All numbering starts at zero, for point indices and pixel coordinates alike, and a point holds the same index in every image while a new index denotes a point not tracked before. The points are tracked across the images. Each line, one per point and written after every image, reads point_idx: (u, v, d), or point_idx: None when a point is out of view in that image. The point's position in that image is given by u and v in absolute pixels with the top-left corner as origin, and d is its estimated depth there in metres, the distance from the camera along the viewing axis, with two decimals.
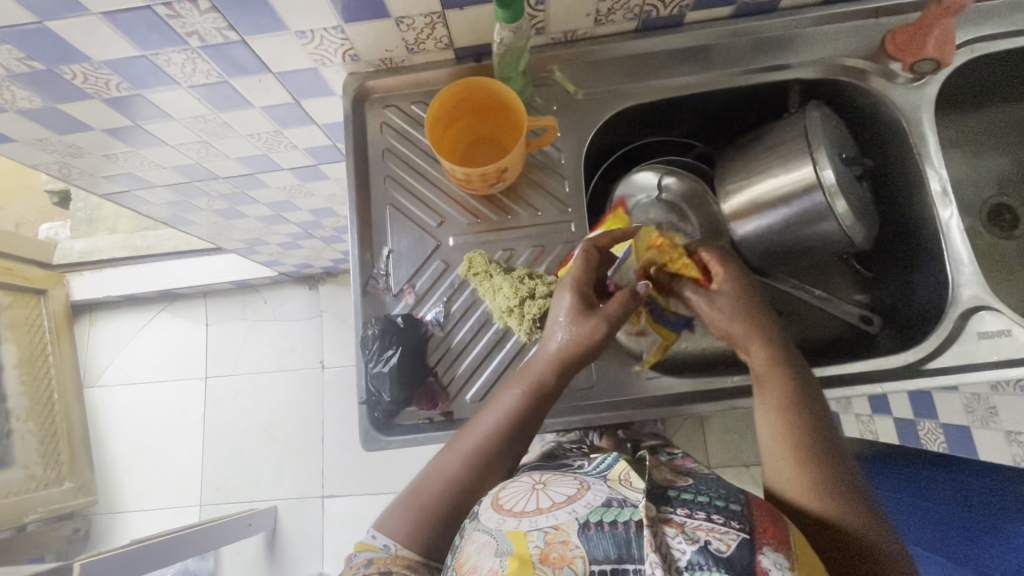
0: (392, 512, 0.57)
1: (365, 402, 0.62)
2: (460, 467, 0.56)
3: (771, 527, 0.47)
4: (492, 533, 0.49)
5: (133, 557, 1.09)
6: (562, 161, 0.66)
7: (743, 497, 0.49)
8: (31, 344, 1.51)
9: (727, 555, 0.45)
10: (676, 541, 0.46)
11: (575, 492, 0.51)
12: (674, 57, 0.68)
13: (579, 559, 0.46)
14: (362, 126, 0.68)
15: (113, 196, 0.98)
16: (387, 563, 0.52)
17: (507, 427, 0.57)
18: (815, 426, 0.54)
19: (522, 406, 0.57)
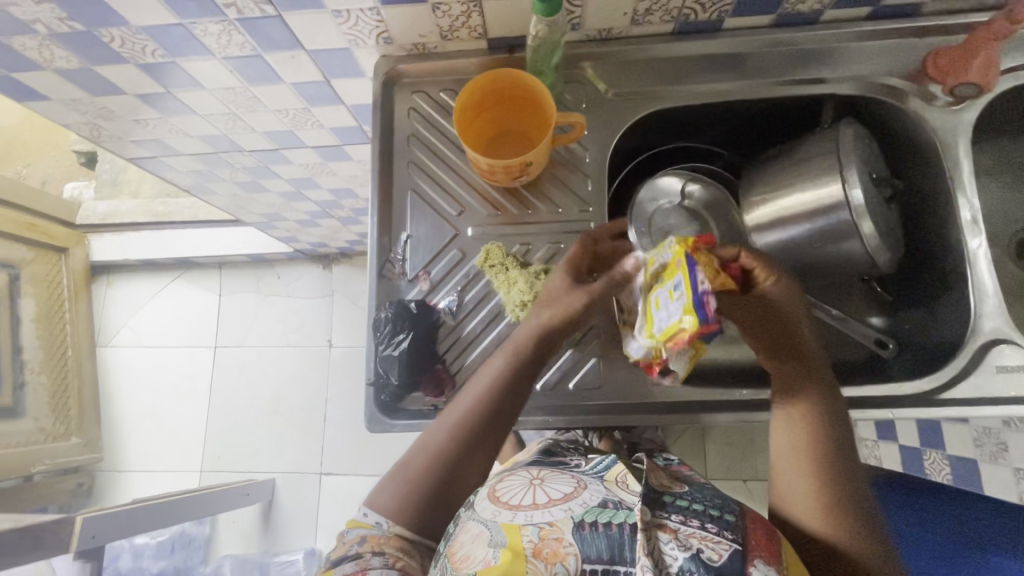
0: (382, 490, 0.57)
1: (371, 383, 0.62)
2: (448, 439, 0.57)
3: (764, 540, 0.47)
4: (488, 524, 0.49)
5: (135, 515, 1.11)
6: (587, 160, 0.66)
7: (738, 509, 0.50)
8: (49, 300, 1.52)
9: (720, 564, 0.44)
10: (668, 546, 0.46)
11: (572, 491, 0.52)
12: (709, 63, 0.67)
13: (572, 556, 0.46)
14: (390, 109, 0.68)
15: (139, 160, 0.99)
16: (380, 542, 0.52)
17: (492, 396, 0.57)
18: (827, 430, 0.55)
19: (508, 375, 0.58)
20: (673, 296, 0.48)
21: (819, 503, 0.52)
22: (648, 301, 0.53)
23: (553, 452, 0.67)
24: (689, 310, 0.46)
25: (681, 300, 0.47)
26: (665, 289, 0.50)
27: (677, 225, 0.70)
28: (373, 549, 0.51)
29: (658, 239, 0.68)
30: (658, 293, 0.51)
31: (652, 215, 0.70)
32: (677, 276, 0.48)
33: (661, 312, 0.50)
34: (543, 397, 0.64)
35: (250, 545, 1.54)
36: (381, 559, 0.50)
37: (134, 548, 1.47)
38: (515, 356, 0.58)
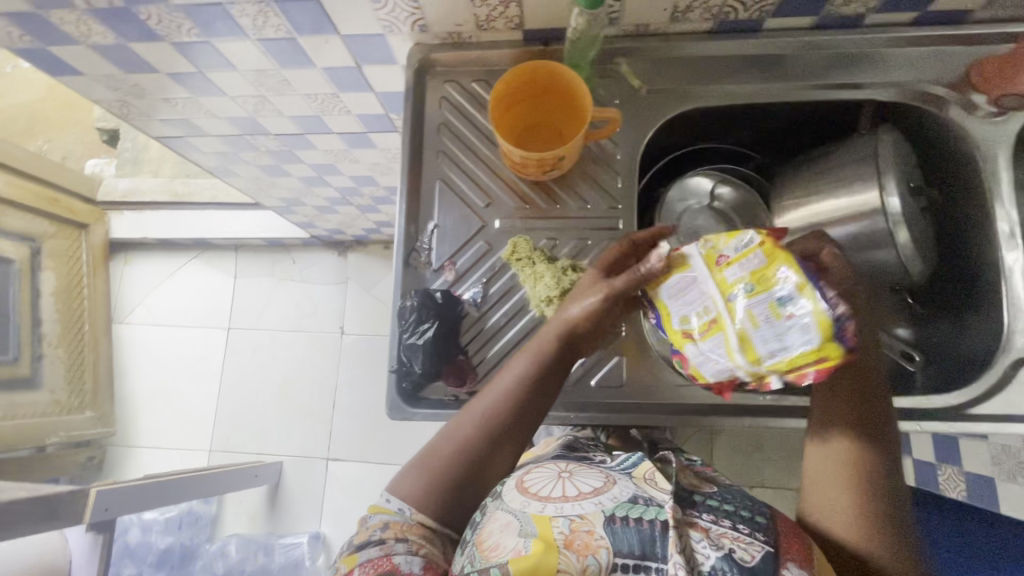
0: (405, 475, 0.57)
1: (393, 371, 0.62)
2: (475, 432, 0.57)
3: (795, 543, 0.48)
4: (516, 514, 0.50)
5: (147, 491, 1.12)
6: (618, 156, 0.65)
7: (769, 511, 0.51)
8: (68, 274, 1.54)
9: (751, 564, 0.46)
10: (699, 544, 0.47)
11: (602, 485, 0.53)
12: (746, 63, 0.66)
13: (603, 549, 0.46)
14: (422, 97, 0.68)
15: (166, 140, 1.00)
16: (403, 530, 0.52)
17: (522, 392, 0.58)
18: (871, 440, 0.54)
19: (538, 372, 0.58)
20: (781, 311, 0.51)
21: (859, 518, 0.51)
22: (732, 312, 0.53)
23: (574, 447, 0.67)
24: (818, 325, 0.49)
25: (806, 311, 0.50)
26: (762, 302, 0.52)
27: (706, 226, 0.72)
28: (396, 536, 0.51)
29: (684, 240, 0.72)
30: (753, 310, 0.52)
31: (681, 214, 0.73)
32: (782, 287, 0.51)
33: (764, 328, 0.52)
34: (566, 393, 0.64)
35: (256, 526, 1.56)
36: (404, 545, 0.50)
37: (142, 522, 1.47)
38: (545, 352, 0.58)
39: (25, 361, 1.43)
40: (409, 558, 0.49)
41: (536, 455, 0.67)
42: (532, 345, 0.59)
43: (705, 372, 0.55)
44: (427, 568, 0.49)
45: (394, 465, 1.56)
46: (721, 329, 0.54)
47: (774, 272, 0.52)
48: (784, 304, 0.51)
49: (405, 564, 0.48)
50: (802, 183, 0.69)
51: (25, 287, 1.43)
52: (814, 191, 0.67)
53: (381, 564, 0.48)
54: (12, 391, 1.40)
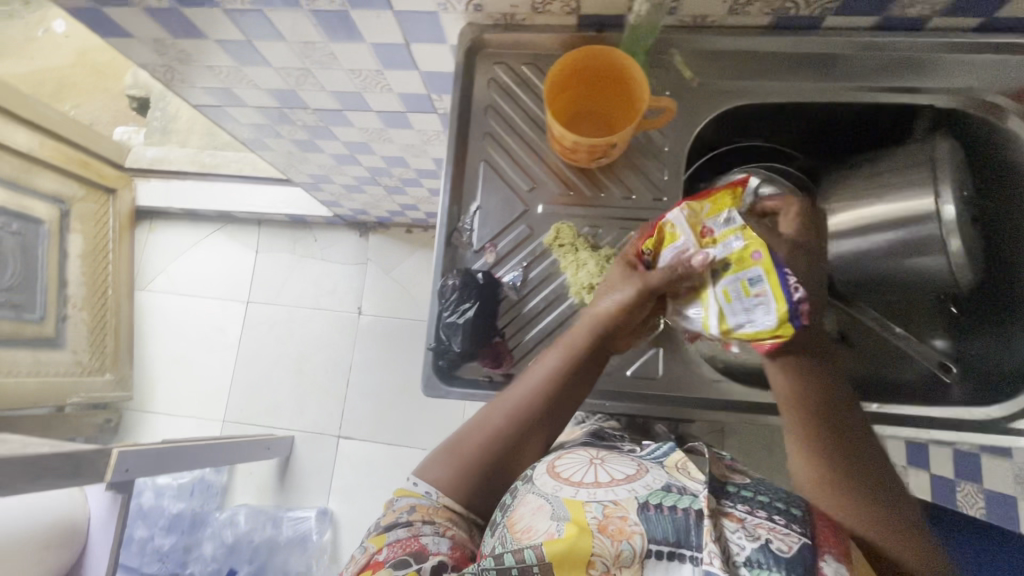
0: (436, 461, 0.60)
1: (430, 348, 0.62)
2: (505, 425, 0.58)
3: (831, 537, 0.47)
4: (548, 498, 0.51)
5: (165, 455, 1.13)
6: (666, 148, 0.65)
7: (804, 505, 0.50)
8: (95, 238, 1.55)
9: (789, 555, 0.44)
10: (734, 535, 0.46)
11: (635, 473, 0.53)
12: (800, 61, 0.65)
13: (637, 535, 0.46)
14: (470, 79, 0.67)
15: (203, 108, 1.00)
16: (430, 513, 0.55)
17: (553, 387, 0.58)
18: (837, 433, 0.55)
19: (568, 368, 0.59)
20: (751, 291, 0.51)
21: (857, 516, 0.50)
22: (708, 286, 0.54)
23: (601, 437, 0.68)
24: (780, 306, 0.50)
25: (769, 296, 0.50)
26: (735, 280, 0.51)
27: None
28: (423, 519, 0.54)
29: None
30: (723, 286, 0.52)
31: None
32: (756, 268, 0.50)
33: (733, 305, 0.53)
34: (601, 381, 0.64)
35: (265, 498, 1.57)
36: (431, 527, 0.53)
37: (156, 487, 1.52)
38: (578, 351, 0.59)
39: (50, 322, 1.44)
40: (437, 539, 0.52)
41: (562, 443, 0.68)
42: (563, 340, 0.60)
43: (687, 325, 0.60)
44: (455, 548, 0.52)
45: (404, 448, 1.57)
46: (699, 297, 0.56)
47: (749, 253, 0.50)
48: (755, 283, 0.50)
49: (432, 545, 0.51)
50: (841, 187, 0.70)
51: (53, 248, 1.44)
52: (861, 195, 0.66)
53: (409, 544, 0.51)
54: (37, 350, 1.41)
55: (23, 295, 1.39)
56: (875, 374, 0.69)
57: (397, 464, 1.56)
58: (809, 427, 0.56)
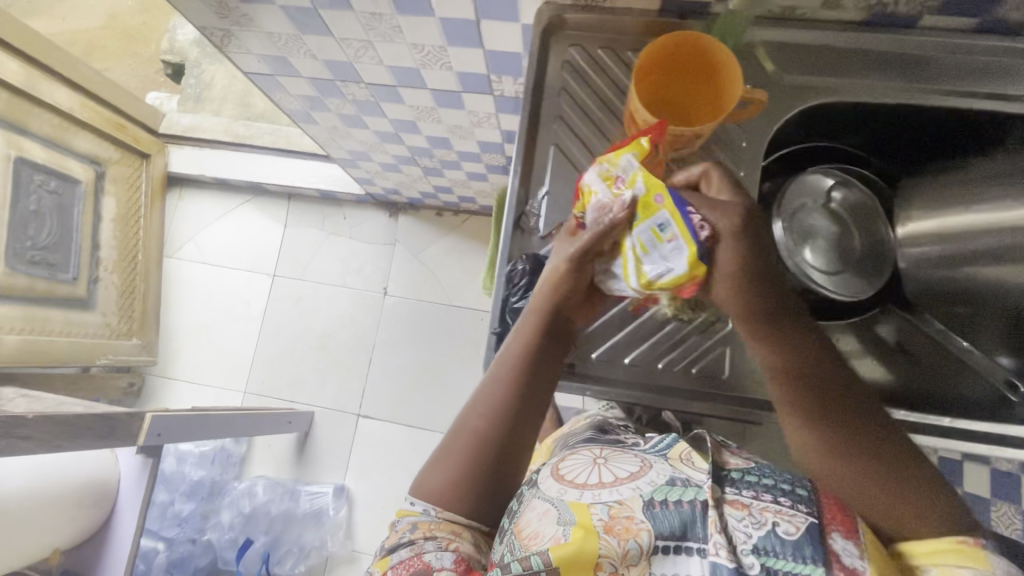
0: (423, 479, 0.56)
1: (493, 331, 0.64)
2: (485, 423, 0.56)
3: (839, 514, 0.48)
4: (553, 503, 0.52)
5: (196, 422, 1.13)
6: (743, 144, 0.63)
7: (811, 485, 0.51)
8: (127, 202, 1.54)
9: (796, 537, 0.47)
10: (741, 523, 0.48)
11: (638, 470, 0.54)
12: (888, 60, 0.63)
13: (644, 532, 0.48)
14: (544, 63, 0.66)
15: (254, 76, 0.98)
16: (432, 528, 0.53)
17: (521, 370, 0.58)
18: (827, 410, 0.52)
19: (534, 350, 0.58)
20: (663, 238, 0.51)
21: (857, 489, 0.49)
22: (625, 237, 0.54)
23: (603, 431, 0.72)
24: (690, 247, 0.50)
25: (679, 237, 0.50)
26: (647, 228, 0.52)
27: (823, 228, 0.70)
28: (425, 535, 0.52)
29: (796, 241, 0.69)
30: (637, 237, 0.53)
31: (794, 212, 0.70)
32: (662, 213, 0.51)
33: (650, 254, 0.52)
34: (666, 377, 0.64)
35: (282, 472, 1.57)
36: (434, 543, 0.51)
37: (179, 453, 1.51)
38: (540, 331, 0.58)
39: (83, 283, 1.43)
40: (439, 554, 0.50)
41: (571, 440, 0.73)
42: (524, 324, 0.59)
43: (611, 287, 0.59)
44: (458, 562, 0.50)
45: (423, 430, 1.57)
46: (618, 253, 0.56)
47: (654, 198, 0.51)
48: (664, 229, 0.51)
49: (436, 561, 0.50)
50: (925, 195, 0.69)
51: (88, 209, 1.43)
52: (951, 205, 0.65)
53: (412, 564, 0.50)
54: (68, 309, 1.40)
55: (59, 254, 1.37)
56: (934, 389, 0.68)
57: (415, 446, 1.56)
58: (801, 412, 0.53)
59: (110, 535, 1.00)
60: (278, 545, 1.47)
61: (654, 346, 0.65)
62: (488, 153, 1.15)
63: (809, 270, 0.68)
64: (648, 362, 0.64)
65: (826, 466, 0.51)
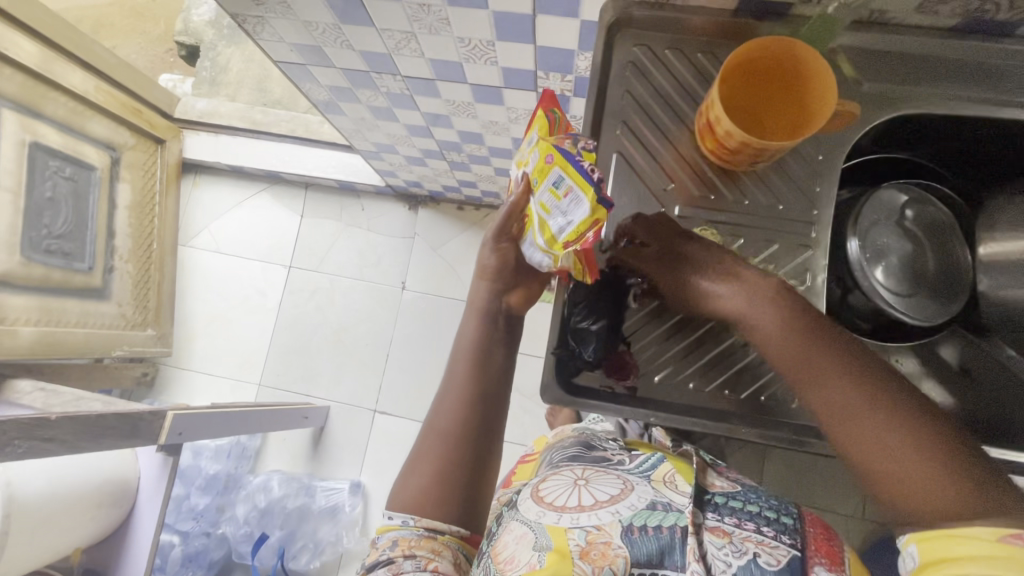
0: (401, 490, 0.59)
1: (553, 352, 0.60)
2: (449, 422, 0.60)
3: (824, 546, 0.49)
4: (531, 526, 0.50)
5: (217, 420, 1.11)
6: (818, 157, 0.61)
7: (795, 513, 0.52)
8: (142, 189, 1.50)
9: (776, 569, 0.46)
10: (721, 552, 0.47)
11: (619, 494, 0.52)
12: (977, 71, 0.59)
13: (620, 559, 0.47)
14: (608, 64, 0.62)
15: (284, 66, 0.94)
16: (412, 546, 0.54)
17: (474, 367, 0.63)
18: (843, 368, 0.49)
19: (484, 345, 0.63)
20: (558, 192, 0.52)
21: (881, 450, 0.46)
22: (530, 207, 0.57)
23: (590, 447, 0.66)
24: (586, 194, 0.50)
25: (575, 188, 0.50)
26: (546, 190, 0.54)
27: (895, 245, 0.67)
28: (404, 554, 0.53)
29: (871, 258, 0.67)
30: (540, 200, 0.55)
31: (868, 228, 0.68)
32: (554, 171, 0.53)
33: (555, 213, 0.53)
34: (736, 408, 0.60)
35: (296, 467, 1.55)
36: (413, 562, 0.52)
37: (195, 447, 1.50)
38: (492, 321, 0.63)
39: (98, 273, 1.39)
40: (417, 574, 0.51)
41: (554, 457, 0.66)
42: (472, 319, 0.64)
43: (533, 265, 0.59)
44: None
45: None
46: (530, 227, 0.57)
47: (546, 160, 0.54)
48: (561, 186, 0.52)
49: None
50: (1010, 215, 0.65)
51: (103, 196, 1.39)
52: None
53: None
54: (84, 299, 1.37)
55: (75, 243, 1.34)
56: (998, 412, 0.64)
57: None
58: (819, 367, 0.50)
59: (131, 533, 0.99)
60: (293, 539, 1.45)
61: (721, 371, 0.61)
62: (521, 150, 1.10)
63: (881, 290, 0.66)
64: (717, 388, 0.61)
65: (840, 430, 0.48)
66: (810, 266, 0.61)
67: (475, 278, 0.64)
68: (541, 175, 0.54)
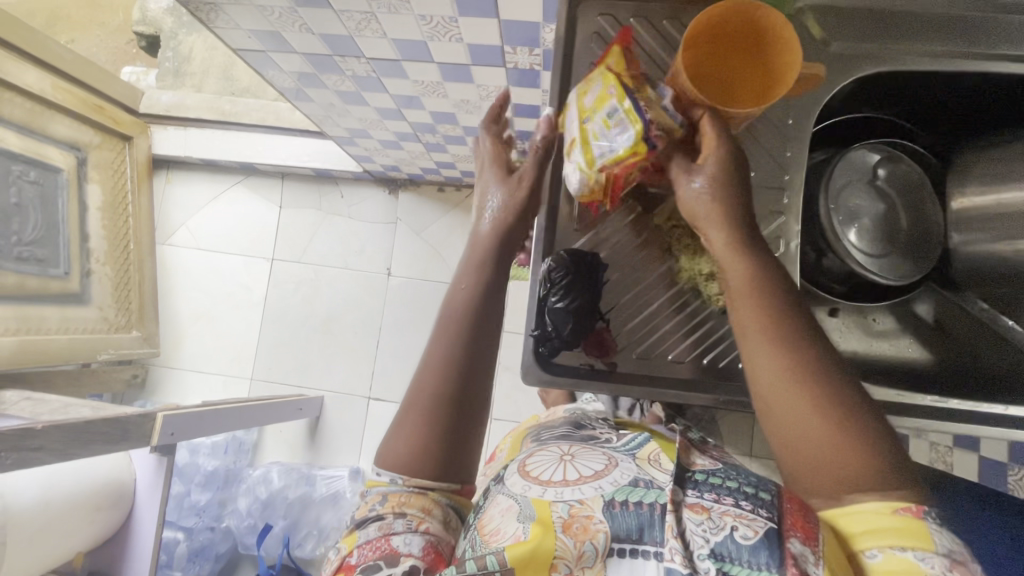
0: (391, 446, 0.54)
1: (532, 335, 0.63)
2: (436, 375, 0.54)
3: (800, 520, 0.45)
4: (517, 499, 0.51)
5: (210, 418, 1.10)
6: (789, 122, 0.61)
7: (773, 488, 0.49)
8: (113, 188, 1.46)
9: (753, 542, 0.45)
10: (699, 528, 0.47)
11: (603, 469, 0.53)
12: (935, 24, 0.60)
13: (601, 534, 0.47)
14: (572, 36, 0.63)
15: (244, 53, 0.91)
16: (402, 503, 0.51)
17: (467, 310, 0.57)
18: (799, 341, 0.47)
19: (479, 289, 0.57)
20: (612, 122, 0.51)
21: (829, 434, 0.44)
22: (578, 126, 0.55)
23: (579, 426, 0.67)
24: (635, 125, 0.50)
25: (626, 120, 0.50)
26: (598, 120, 0.53)
27: (867, 207, 0.69)
28: (395, 512, 0.50)
29: (844, 220, 0.69)
30: (590, 126, 0.54)
31: (840, 190, 0.69)
32: (612, 101, 0.51)
33: (601, 141, 0.52)
34: (712, 378, 0.63)
35: (295, 456, 1.56)
36: (404, 522, 0.50)
37: (192, 445, 1.51)
38: (489, 260, 0.58)
39: (75, 277, 1.37)
40: (409, 538, 0.49)
41: (543, 434, 0.66)
42: (466, 266, 0.59)
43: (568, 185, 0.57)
44: (427, 549, 0.49)
45: None
46: (573, 149, 0.56)
47: (606, 92, 0.52)
48: (613, 117, 0.51)
49: (404, 545, 0.48)
50: (980, 169, 0.66)
51: (72, 199, 1.36)
52: (1016, 177, 0.62)
53: (380, 546, 0.48)
54: (63, 305, 1.35)
55: (47, 249, 1.32)
56: (961, 365, 0.67)
57: None
58: (775, 335, 0.47)
59: (132, 533, 1.00)
60: (297, 527, 1.45)
61: (698, 342, 0.64)
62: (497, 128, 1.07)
63: (854, 252, 0.68)
64: (696, 358, 0.64)
65: (788, 400, 0.45)
66: (783, 233, 0.61)
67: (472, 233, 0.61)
68: (597, 102, 0.53)
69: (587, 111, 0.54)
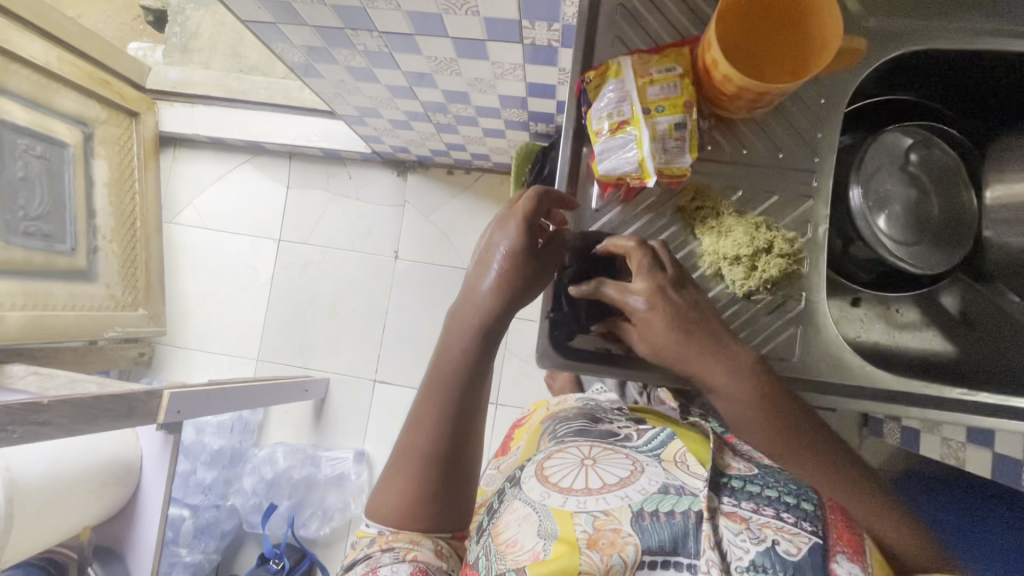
0: (382, 499, 0.58)
1: (549, 317, 0.62)
2: (431, 441, 0.57)
3: (846, 534, 0.49)
4: (534, 507, 0.50)
5: (216, 397, 1.09)
6: (821, 102, 0.60)
7: (815, 500, 0.51)
8: (119, 165, 1.44)
9: (796, 558, 0.45)
10: (739, 538, 0.47)
11: (628, 476, 0.51)
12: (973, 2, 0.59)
13: (631, 547, 0.46)
14: (596, 8, 0.60)
15: (253, 25, 0.89)
16: (389, 540, 0.56)
17: (459, 375, 0.58)
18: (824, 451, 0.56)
19: (473, 357, 0.58)
20: (676, 133, 0.57)
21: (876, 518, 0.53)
22: (642, 115, 0.56)
23: (596, 420, 0.65)
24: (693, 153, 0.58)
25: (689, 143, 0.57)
26: (665, 122, 0.57)
27: (898, 192, 0.67)
28: (382, 548, 0.55)
29: (873, 204, 0.66)
30: (655, 123, 0.57)
31: (870, 174, 0.67)
32: (683, 116, 0.57)
33: (660, 142, 0.57)
34: None
35: (300, 436, 1.56)
36: (391, 555, 0.55)
37: (198, 423, 1.49)
38: (481, 333, 0.58)
39: (82, 254, 1.36)
40: (396, 566, 0.53)
41: (558, 429, 0.65)
42: (456, 335, 0.58)
43: (605, 170, 0.58)
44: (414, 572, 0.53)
45: None
46: (631, 128, 0.57)
47: (681, 102, 0.57)
48: (677, 129, 0.57)
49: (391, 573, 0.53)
50: None
51: (79, 174, 1.35)
52: None
53: None
54: (70, 281, 1.34)
55: (53, 225, 1.31)
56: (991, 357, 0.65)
57: None
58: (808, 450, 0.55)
59: (137, 510, 1.00)
60: (302, 508, 1.47)
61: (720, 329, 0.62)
62: (509, 108, 1.05)
63: (884, 239, 0.66)
64: None
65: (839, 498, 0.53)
66: (812, 217, 0.61)
67: (464, 300, 0.60)
68: (675, 102, 0.57)
69: (658, 105, 0.57)
